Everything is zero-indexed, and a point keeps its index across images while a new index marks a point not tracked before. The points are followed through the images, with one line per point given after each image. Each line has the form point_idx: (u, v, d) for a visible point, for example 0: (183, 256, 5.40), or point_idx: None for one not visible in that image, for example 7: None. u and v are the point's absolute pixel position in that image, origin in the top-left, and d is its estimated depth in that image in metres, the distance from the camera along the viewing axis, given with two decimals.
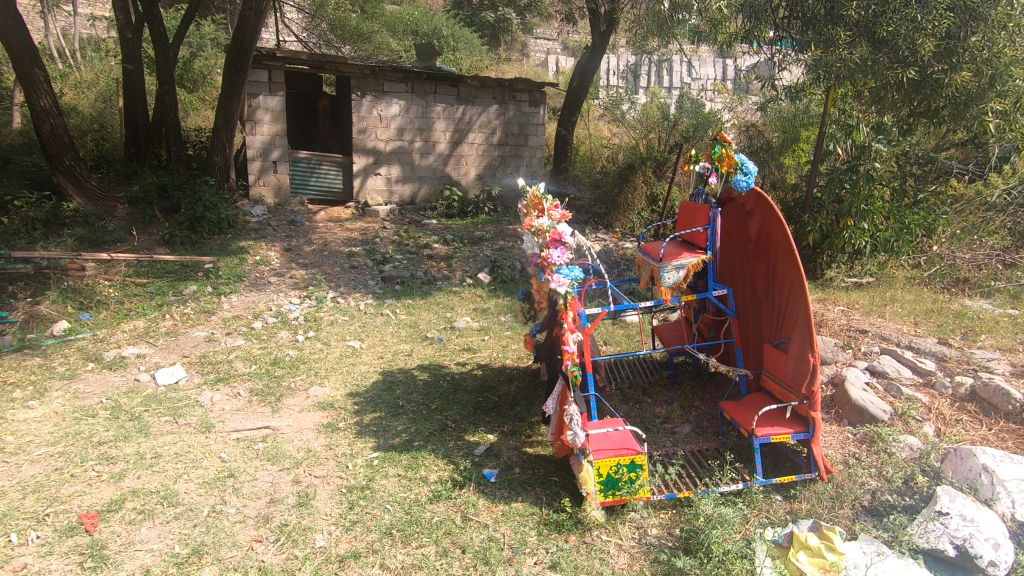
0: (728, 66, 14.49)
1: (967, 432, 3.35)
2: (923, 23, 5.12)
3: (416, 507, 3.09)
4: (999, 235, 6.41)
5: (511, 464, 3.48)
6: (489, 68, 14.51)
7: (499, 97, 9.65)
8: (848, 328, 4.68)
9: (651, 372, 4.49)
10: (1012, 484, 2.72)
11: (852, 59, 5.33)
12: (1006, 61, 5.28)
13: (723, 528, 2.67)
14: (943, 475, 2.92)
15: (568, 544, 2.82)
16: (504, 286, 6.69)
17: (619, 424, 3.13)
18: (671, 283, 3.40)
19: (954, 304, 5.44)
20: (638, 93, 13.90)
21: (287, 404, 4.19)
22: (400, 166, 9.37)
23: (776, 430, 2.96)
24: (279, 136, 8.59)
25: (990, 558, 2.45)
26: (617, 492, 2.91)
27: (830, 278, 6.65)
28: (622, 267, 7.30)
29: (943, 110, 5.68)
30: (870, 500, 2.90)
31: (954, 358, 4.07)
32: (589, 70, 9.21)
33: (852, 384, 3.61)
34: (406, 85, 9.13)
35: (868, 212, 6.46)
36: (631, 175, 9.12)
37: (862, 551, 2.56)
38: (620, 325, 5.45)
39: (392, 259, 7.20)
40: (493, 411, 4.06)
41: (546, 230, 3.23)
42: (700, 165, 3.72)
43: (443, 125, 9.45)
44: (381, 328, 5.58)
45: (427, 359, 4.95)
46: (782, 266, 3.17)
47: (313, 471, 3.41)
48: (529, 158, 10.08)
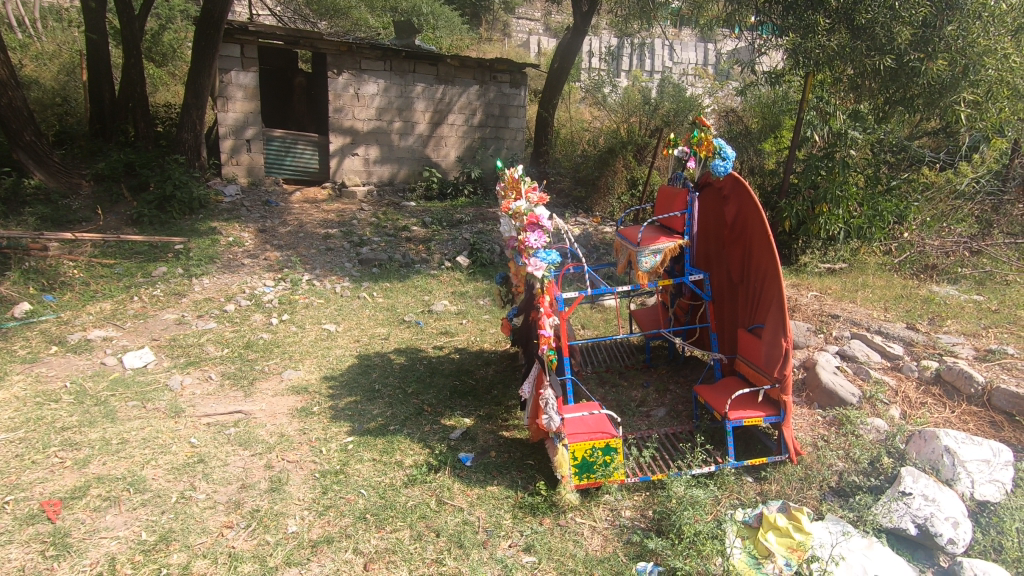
0: (708, 50, 14.47)
1: (932, 414, 3.43)
2: (901, 11, 5.17)
3: (391, 491, 3.08)
4: (967, 223, 6.68)
5: (487, 447, 3.47)
6: (470, 48, 14.31)
7: (479, 77, 9.50)
8: (821, 312, 4.76)
9: (628, 356, 4.52)
10: (971, 465, 2.81)
11: (830, 46, 5.38)
12: (978, 52, 5.25)
13: (694, 510, 2.70)
14: (907, 456, 2.98)
15: (543, 527, 2.83)
16: (483, 269, 6.65)
17: (595, 408, 3.13)
18: (648, 268, 3.42)
19: (923, 290, 5.53)
20: (620, 76, 13.85)
21: (260, 388, 4.13)
22: (379, 147, 9.20)
23: (748, 413, 3.00)
24: (253, 113, 8.36)
25: (949, 536, 2.54)
26: (591, 475, 2.93)
27: (806, 263, 6.53)
28: (601, 251, 7.31)
29: (918, 99, 5.64)
30: (837, 481, 2.96)
31: (921, 342, 4.13)
32: (570, 52, 9.05)
33: (823, 367, 3.68)
34: (384, 64, 8.93)
35: (843, 199, 6.52)
36: (611, 160, 9.11)
37: (829, 531, 2.62)
38: (598, 309, 5.46)
39: (369, 242, 7.11)
40: (469, 395, 4.05)
41: (523, 213, 3.19)
42: (679, 148, 3.70)
43: (423, 105, 9.27)
44: (359, 311, 5.51)
45: (404, 342, 4.91)
46: (757, 251, 3.19)
47: (286, 456, 3.37)
48: (509, 140, 9.95)
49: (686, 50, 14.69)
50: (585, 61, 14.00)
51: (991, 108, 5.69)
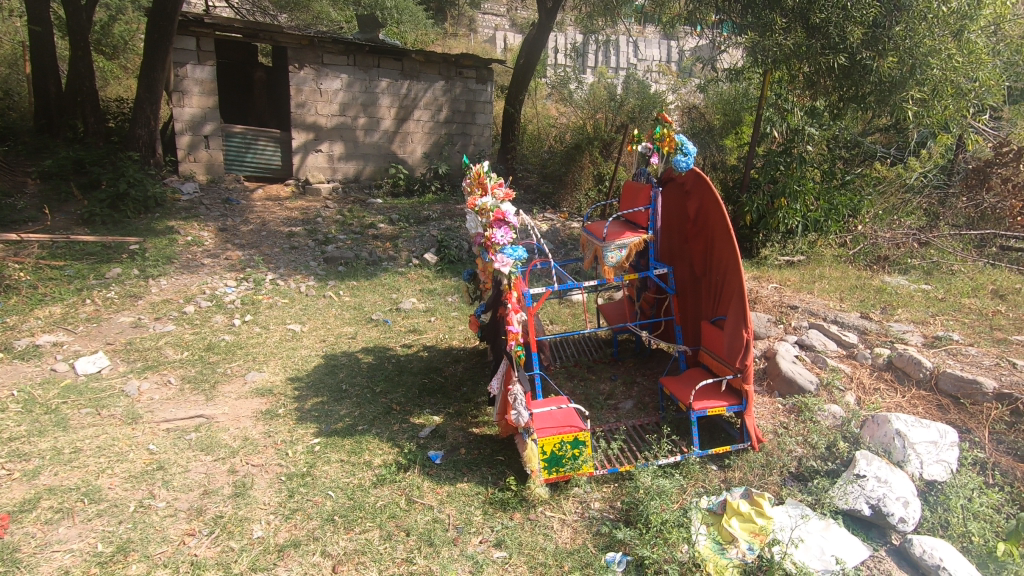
0: (672, 48, 14.68)
1: (884, 399, 3.58)
2: (853, 11, 5.35)
3: (359, 492, 3.04)
4: (915, 215, 6.88)
5: (457, 445, 3.46)
6: (435, 44, 14.20)
7: (445, 72, 9.41)
8: (780, 304, 4.90)
9: (596, 350, 4.57)
10: (920, 447, 2.95)
11: (786, 44, 5.54)
12: (924, 52, 5.45)
13: (661, 499, 2.75)
14: (861, 440, 3.10)
15: (513, 522, 2.85)
16: (451, 266, 6.62)
17: (563, 402, 3.16)
18: (614, 262, 3.47)
19: (876, 281, 5.74)
20: (586, 73, 13.94)
21: (222, 391, 4.01)
22: (343, 143, 9.04)
23: (712, 403, 3.08)
24: (211, 109, 8.11)
25: (900, 515, 2.64)
26: (560, 469, 2.96)
27: (765, 257, 6.75)
28: (569, 247, 7.36)
29: (869, 96, 5.83)
30: (797, 466, 3.06)
31: (874, 330, 4.29)
32: (536, 48, 9.06)
33: (783, 357, 3.80)
34: (347, 58, 8.78)
35: (800, 193, 6.73)
36: (578, 156, 9.17)
37: (788, 515, 2.71)
38: (566, 304, 5.50)
39: (335, 240, 6.99)
40: (438, 393, 4.03)
41: (489, 209, 3.17)
42: (642, 144, 3.76)
43: (388, 101, 9.15)
44: (325, 310, 5.42)
45: (372, 341, 4.85)
46: (718, 245, 3.25)
47: (251, 460, 3.29)
48: (476, 136, 9.89)
49: (650, 47, 14.89)
50: (551, 57, 14.03)
51: (937, 106, 5.80)
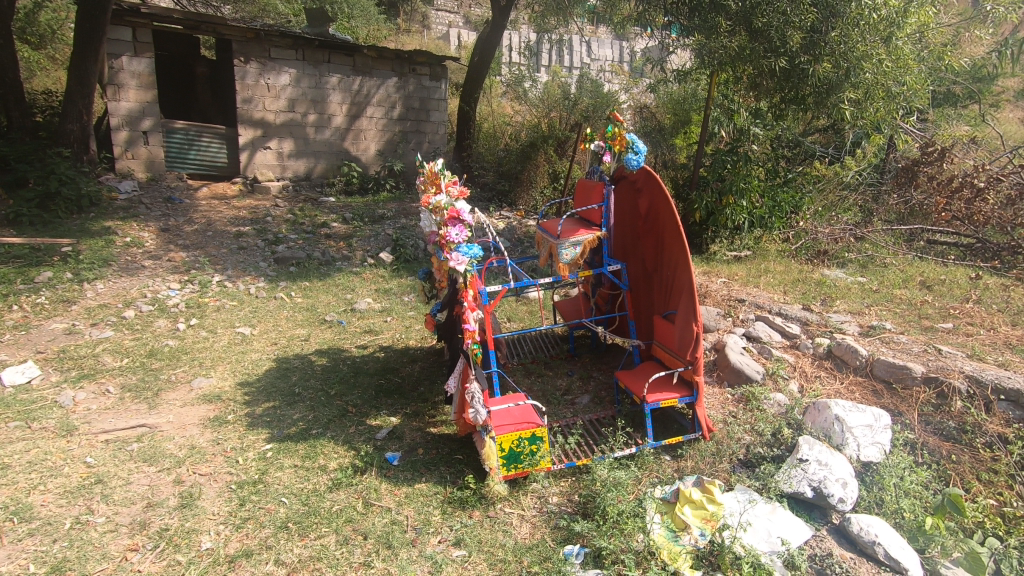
0: (623, 48, 14.95)
1: (824, 386, 3.77)
2: (792, 16, 5.57)
3: (314, 497, 2.97)
4: (851, 212, 7.25)
5: (414, 445, 3.44)
6: (388, 40, 13.99)
7: (398, 69, 9.28)
8: (729, 297, 5.08)
9: (553, 346, 4.62)
10: (857, 430, 3.12)
11: (731, 46, 5.75)
12: (857, 56, 5.73)
13: (617, 491, 2.81)
14: (804, 426, 3.26)
15: (472, 520, 2.85)
16: (407, 265, 6.53)
17: (520, 399, 3.17)
18: (568, 259, 3.51)
19: (816, 274, 6.01)
20: (540, 71, 14.03)
21: (166, 399, 3.84)
22: (293, 140, 8.79)
23: (665, 395, 3.16)
24: (150, 103, 7.73)
25: (839, 495, 2.79)
26: (519, 465, 2.97)
27: (714, 252, 6.99)
28: (526, 244, 7.40)
29: (809, 97, 6.13)
30: (745, 454, 3.19)
31: (815, 321, 4.50)
32: (490, 46, 9.03)
33: (731, 349, 3.95)
34: (296, 52, 8.53)
35: (746, 191, 6.98)
36: (533, 154, 9.24)
37: (737, 500, 2.82)
38: (523, 301, 5.53)
39: (285, 240, 6.79)
40: (395, 393, 3.99)
41: (444, 207, 3.14)
42: (595, 143, 3.81)
43: (340, 97, 8.95)
44: (276, 312, 5.26)
45: (326, 343, 4.74)
46: (669, 241, 3.34)
47: (198, 469, 3.17)
48: (431, 134, 9.80)
49: (603, 47, 15.09)
50: (506, 55, 14.06)
51: (869, 109, 6.17)
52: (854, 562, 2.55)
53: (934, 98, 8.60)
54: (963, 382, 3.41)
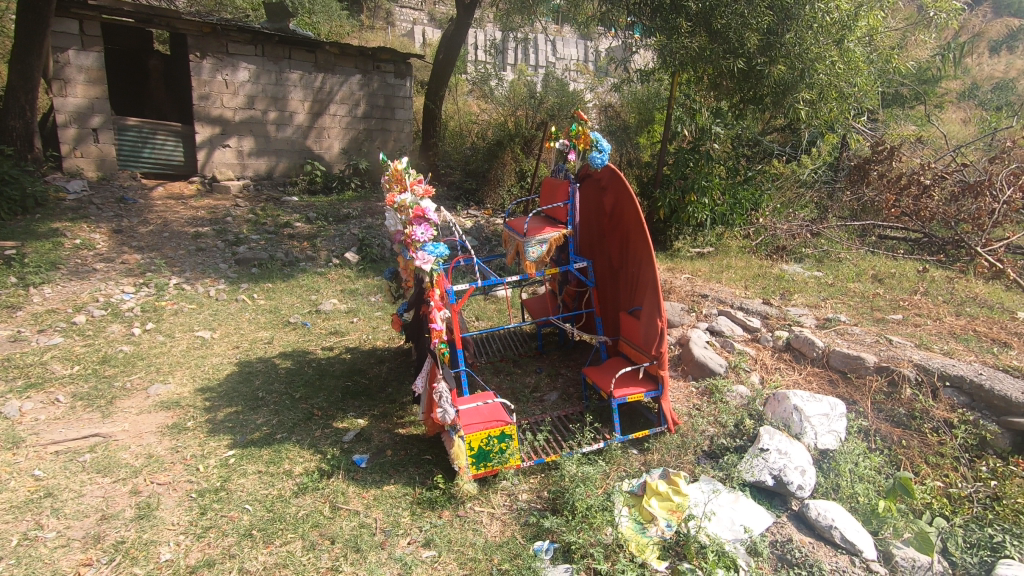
0: (588, 47, 15.10)
1: (783, 377, 3.89)
2: (749, 19, 5.71)
3: (279, 503, 2.91)
4: (808, 208, 7.48)
5: (382, 447, 3.40)
6: (352, 36, 13.76)
7: (361, 66, 9.14)
8: (692, 293, 5.19)
9: (521, 344, 4.63)
10: (814, 419, 3.23)
11: (692, 47, 5.89)
12: (811, 58, 5.91)
13: (586, 486, 2.83)
14: (765, 417, 3.36)
15: (442, 520, 2.83)
16: (373, 265, 6.45)
17: (489, 397, 3.17)
18: (535, 257, 3.52)
19: (775, 269, 6.19)
20: (506, 70, 14.03)
21: (121, 407, 3.69)
22: (253, 138, 8.56)
23: (631, 390, 3.21)
24: (100, 99, 7.41)
25: (798, 483, 2.89)
26: (488, 463, 2.96)
27: (677, 249, 7.14)
28: (493, 243, 7.39)
29: (767, 97, 6.28)
30: (709, 445, 3.26)
31: (774, 315, 4.63)
32: (455, 43, 8.97)
33: (695, 343, 4.03)
34: (255, 48, 8.32)
35: (708, 188, 7.12)
36: (500, 152, 9.25)
37: (702, 491, 2.88)
38: (491, 300, 5.53)
39: (246, 241, 6.61)
40: (362, 395, 3.94)
41: (409, 206, 3.11)
42: (560, 141, 3.84)
43: (301, 94, 8.76)
44: (237, 315, 5.12)
45: (290, 345, 4.64)
46: (633, 238, 3.39)
47: (156, 478, 3.06)
48: (396, 132, 9.68)
49: (568, 46, 15.20)
50: (471, 53, 14.02)
51: (824, 108, 6.37)
52: (813, 547, 2.64)
53: (883, 99, 8.96)
54: (912, 370, 3.56)
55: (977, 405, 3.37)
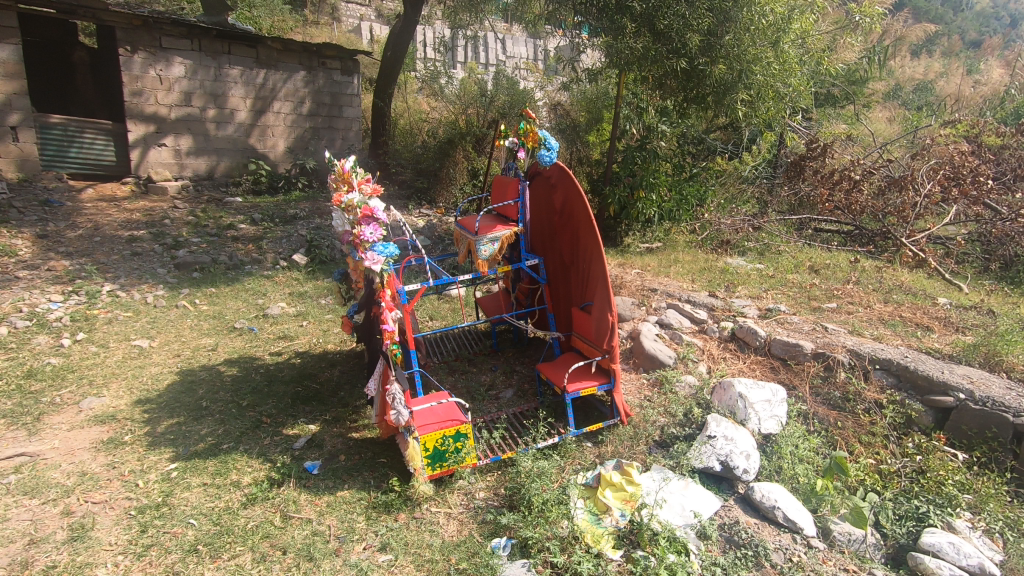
0: (538, 46, 15.21)
1: (729, 366, 4.04)
2: (691, 20, 5.89)
3: (226, 516, 2.81)
4: (750, 203, 7.79)
5: (335, 452, 3.33)
6: (295, 31, 13.36)
7: (306, 62, 8.88)
8: (642, 287, 5.31)
9: (476, 343, 4.63)
10: (757, 406, 3.37)
11: (636, 47, 6.02)
12: (748, 59, 6.16)
13: (541, 481, 2.86)
14: (712, 405, 3.48)
15: (398, 523, 2.80)
16: (323, 267, 6.29)
17: (443, 397, 3.16)
18: (487, 255, 3.52)
19: (720, 262, 6.41)
20: (456, 68, 13.96)
21: (50, 423, 3.46)
22: (191, 136, 8.18)
23: (584, 384, 3.26)
24: (19, 95, 6.91)
25: (743, 467, 3.01)
26: (444, 463, 2.95)
27: (628, 245, 7.29)
28: (446, 241, 7.34)
29: (709, 97, 6.49)
30: (660, 435, 3.35)
31: (720, 307, 4.80)
32: (402, 40, 8.84)
33: (645, 336, 4.13)
34: (191, 42, 7.94)
35: (655, 185, 7.30)
36: (451, 151, 9.20)
37: (653, 479, 2.96)
38: (445, 299, 5.49)
39: (186, 244, 6.33)
40: (313, 400, 3.84)
41: (357, 206, 3.04)
42: (510, 139, 3.86)
43: (242, 91, 8.44)
44: (178, 322, 4.89)
45: (236, 352, 4.48)
46: (583, 235, 3.44)
47: (90, 497, 2.88)
48: (344, 130, 9.47)
49: (517, 45, 15.25)
50: (421, 51, 13.88)
51: (761, 107, 6.65)
52: (758, 527, 2.76)
53: (816, 99, 9.42)
54: (846, 355, 3.77)
55: (903, 385, 3.61)
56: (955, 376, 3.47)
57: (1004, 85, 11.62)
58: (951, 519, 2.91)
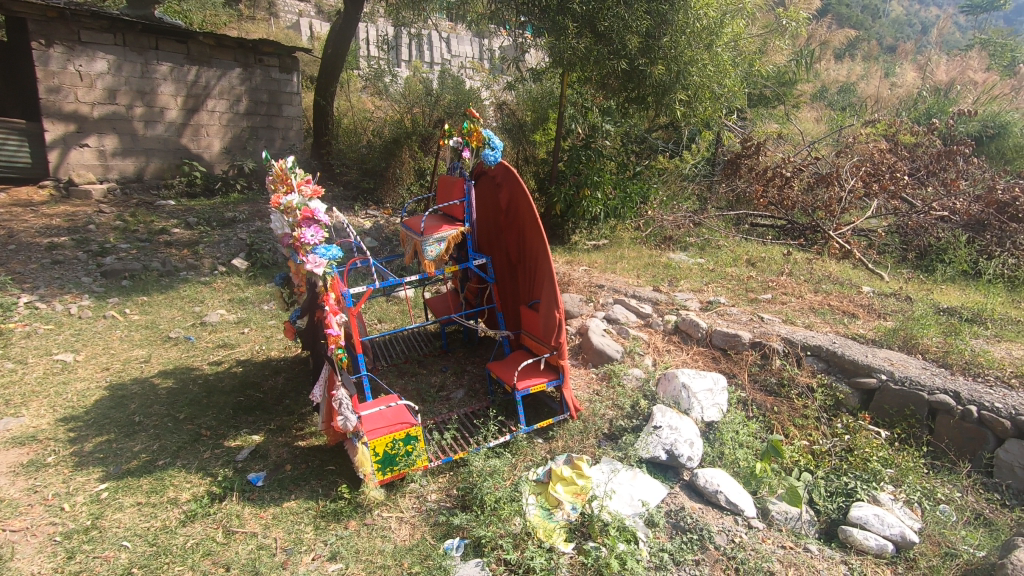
0: (482, 46, 15.21)
1: (673, 357, 4.17)
2: (630, 22, 6.04)
3: (164, 535, 2.67)
4: (691, 200, 8.06)
5: (281, 462, 3.23)
6: (230, 26, 12.83)
7: (241, 59, 8.54)
8: (590, 284, 5.41)
9: (425, 344, 4.59)
10: (699, 395, 3.49)
11: (578, 48, 6.11)
12: (685, 61, 6.38)
13: (493, 479, 2.87)
14: (657, 396, 3.58)
15: (348, 531, 2.74)
16: (265, 272, 6.08)
17: (393, 400, 3.11)
18: (433, 256, 3.50)
19: (663, 258, 6.61)
20: (400, 66, 13.76)
21: None
22: (117, 136, 7.71)
23: (534, 381, 3.29)
24: None
25: (687, 454, 3.11)
26: (394, 467, 2.91)
27: (575, 243, 7.40)
28: (394, 242, 7.24)
29: (649, 97, 6.68)
30: (609, 428, 3.42)
31: (664, 301, 4.94)
32: (344, 37, 8.64)
33: (593, 332, 4.22)
34: (113, 37, 7.48)
35: (600, 183, 7.42)
36: (397, 150, 9.08)
37: (602, 471, 3.02)
38: (394, 301, 5.42)
39: (114, 250, 5.97)
40: (256, 410, 3.71)
41: (296, 207, 2.96)
42: (454, 139, 3.84)
43: (172, 88, 8.03)
44: (105, 333, 4.60)
45: (172, 363, 4.26)
46: (529, 233, 3.47)
47: (9, 525, 2.68)
48: (284, 129, 9.17)
49: (462, 44, 15.20)
50: (363, 49, 13.61)
51: (698, 107, 6.91)
52: (702, 512, 2.86)
53: (750, 99, 9.85)
54: (780, 343, 3.97)
55: (832, 369, 3.84)
56: (877, 359, 3.72)
57: (917, 87, 12.52)
58: (876, 493, 3.11)
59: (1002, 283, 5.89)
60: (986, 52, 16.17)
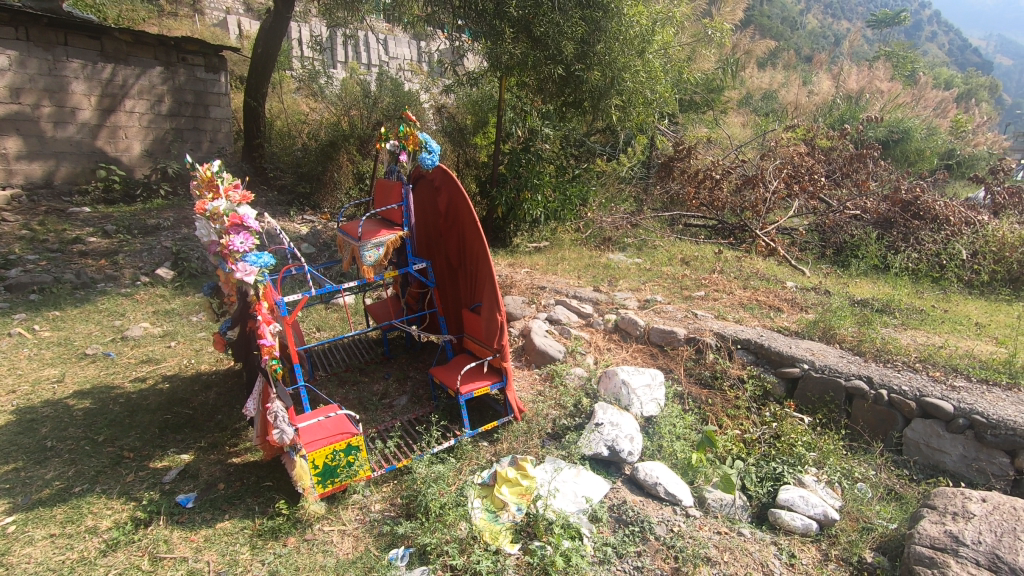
0: (421, 48, 15.08)
1: (613, 355, 4.27)
2: (565, 28, 6.12)
3: (81, 567, 2.48)
4: (628, 202, 8.30)
5: (213, 481, 3.07)
6: (149, 23, 12.13)
7: (162, 57, 8.06)
8: (531, 285, 5.46)
9: (367, 351, 4.50)
10: (638, 390, 3.60)
11: (515, 53, 6.15)
12: (618, 67, 6.57)
13: (438, 485, 2.85)
14: (598, 394, 3.66)
15: (287, 548, 2.64)
16: (193, 281, 5.77)
17: (332, 410, 3.02)
18: (372, 261, 3.44)
19: (603, 258, 6.76)
20: (335, 67, 13.41)
21: None
22: (21, 138, 7.11)
23: (477, 385, 3.29)
24: None
25: (628, 449, 3.20)
26: (335, 479, 2.83)
27: (517, 245, 7.46)
28: (333, 248, 7.05)
29: (585, 101, 6.83)
30: (553, 427, 3.47)
31: (604, 300, 5.06)
32: (273, 37, 8.32)
33: (536, 333, 4.27)
34: (15, 30, 6.90)
35: (540, 186, 7.50)
36: (334, 153, 8.84)
37: (546, 470, 3.06)
38: (333, 308, 5.27)
39: (19, 262, 5.50)
40: (185, 427, 3.52)
41: (223, 213, 2.82)
42: (390, 142, 3.78)
43: (85, 87, 7.48)
44: (11, 352, 4.24)
45: (89, 381, 3.97)
46: (468, 236, 3.46)
47: None
48: (212, 132, 8.75)
49: (399, 46, 15.00)
50: (296, 49, 13.20)
51: (632, 112, 7.14)
52: (643, 504, 2.96)
53: (681, 105, 10.25)
54: (713, 338, 4.16)
55: (760, 361, 4.05)
56: (800, 350, 3.96)
57: (831, 94, 13.43)
58: (801, 475, 3.30)
59: (908, 275, 6.39)
60: (889, 63, 17.57)
